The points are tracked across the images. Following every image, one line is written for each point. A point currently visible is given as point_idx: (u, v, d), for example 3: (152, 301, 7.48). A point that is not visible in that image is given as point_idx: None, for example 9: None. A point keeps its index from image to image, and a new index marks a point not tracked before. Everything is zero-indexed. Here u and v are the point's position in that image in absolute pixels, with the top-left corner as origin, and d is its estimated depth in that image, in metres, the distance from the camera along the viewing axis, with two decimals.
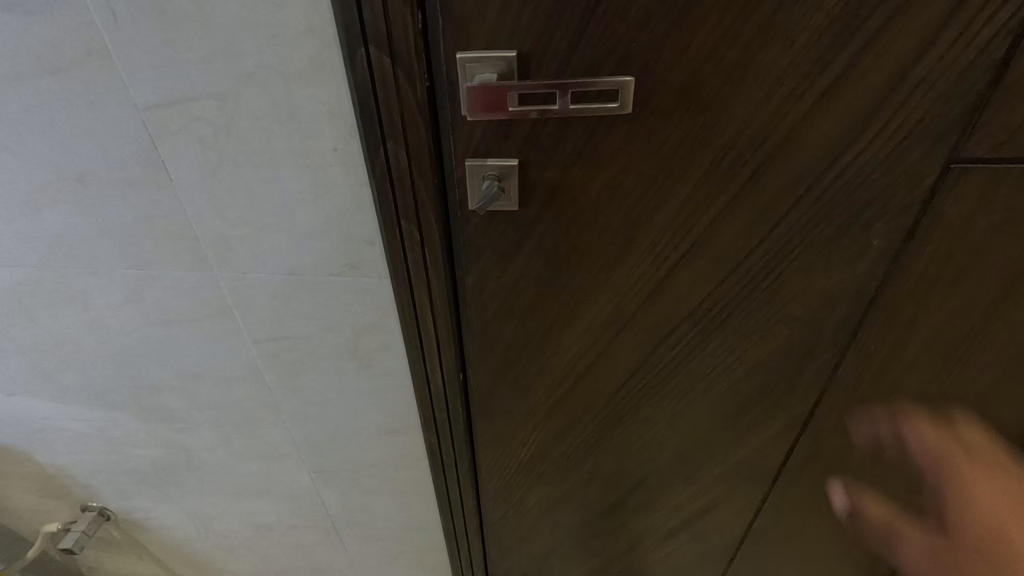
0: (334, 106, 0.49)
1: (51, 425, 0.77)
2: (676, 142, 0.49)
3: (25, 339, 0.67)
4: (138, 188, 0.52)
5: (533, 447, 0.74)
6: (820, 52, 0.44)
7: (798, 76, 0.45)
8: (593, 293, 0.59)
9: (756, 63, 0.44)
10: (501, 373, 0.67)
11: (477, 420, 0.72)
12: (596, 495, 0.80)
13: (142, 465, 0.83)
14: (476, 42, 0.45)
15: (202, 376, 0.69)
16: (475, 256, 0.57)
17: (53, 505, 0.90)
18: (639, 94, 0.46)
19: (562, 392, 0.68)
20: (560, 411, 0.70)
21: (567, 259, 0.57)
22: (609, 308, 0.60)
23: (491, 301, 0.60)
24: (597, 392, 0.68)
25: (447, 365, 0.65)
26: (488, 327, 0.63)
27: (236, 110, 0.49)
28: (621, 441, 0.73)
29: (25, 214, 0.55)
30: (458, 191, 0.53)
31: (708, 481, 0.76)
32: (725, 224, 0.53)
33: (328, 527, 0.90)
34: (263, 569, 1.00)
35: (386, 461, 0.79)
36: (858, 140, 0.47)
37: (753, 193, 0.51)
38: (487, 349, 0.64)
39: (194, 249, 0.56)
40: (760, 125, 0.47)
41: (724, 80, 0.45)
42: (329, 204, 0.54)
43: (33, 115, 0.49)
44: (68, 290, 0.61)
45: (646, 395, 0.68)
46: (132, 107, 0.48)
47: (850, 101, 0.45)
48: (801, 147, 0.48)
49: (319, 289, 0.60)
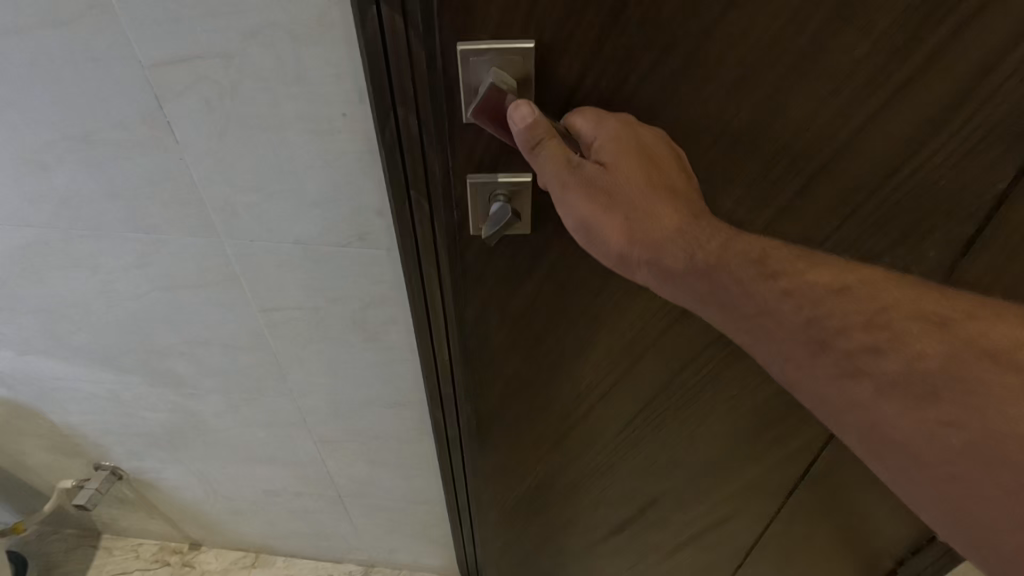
0: (343, 66, 0.45)
1: (64, 383, 0.84)
2: (731, 142, 0.46)
3: (52, 291, 0.69)
4: (145, 149, 0.53)
5: (548, 462, 0.78)
6: (902, 42, 0.40)
7: (872, 69, 0.42)
8: (611, 322, 0.60)
9: (824, 55, 0.41)
10: (516, 394, 0.69)
11: (490, 432, 0.74)
12: (615, 509, 0.84)
13: (166, 413, 0.87)
14: (482, 29, 0.41)
15: (223, 333, 0.71)
16: (487, 279, 0.56)
17: (67, 461, 1.02)
18: (684, 86, 0.43)
19: (578, 413, 0.70)
20: (576, 430, 0.73)
21: (586, 290, 0.57)
22: (630, 334, 0.61)
23: (506, 328, 0.61)
24: (614, 415, 0.70)
25: (460, 381, 0.67)
26: (502, 352, 0.63)
27: (242, 70, 0.46)
28: (638, 458, 0.75)
29: (33, 173, 0.56)
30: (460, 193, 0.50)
31: (724, 497, 0.80)
32: (781, 231, 0.52)
33: (334, 494, 1.00)
34: (282, 522, 1.12)
35: (391, 433, 0.83)
36: (930, 142, 0.45)
37: (813, 199, 0.50)
38: (501, 370, 0.66)
39: (201, 213, 0.58)
40: (825, 125, 0.45)
41: (786, 74, 0.42)
42: (338, 172, 0.52)
43: (37, 71, 0.48)
44: (75, 251, 0.64)
45: (664, 415, 0.69)
46: (138, 64, 0.47)
47: (923, 103, 0.43)
48: (867, 151, 0.46)
49: (326, 259, 0.60)
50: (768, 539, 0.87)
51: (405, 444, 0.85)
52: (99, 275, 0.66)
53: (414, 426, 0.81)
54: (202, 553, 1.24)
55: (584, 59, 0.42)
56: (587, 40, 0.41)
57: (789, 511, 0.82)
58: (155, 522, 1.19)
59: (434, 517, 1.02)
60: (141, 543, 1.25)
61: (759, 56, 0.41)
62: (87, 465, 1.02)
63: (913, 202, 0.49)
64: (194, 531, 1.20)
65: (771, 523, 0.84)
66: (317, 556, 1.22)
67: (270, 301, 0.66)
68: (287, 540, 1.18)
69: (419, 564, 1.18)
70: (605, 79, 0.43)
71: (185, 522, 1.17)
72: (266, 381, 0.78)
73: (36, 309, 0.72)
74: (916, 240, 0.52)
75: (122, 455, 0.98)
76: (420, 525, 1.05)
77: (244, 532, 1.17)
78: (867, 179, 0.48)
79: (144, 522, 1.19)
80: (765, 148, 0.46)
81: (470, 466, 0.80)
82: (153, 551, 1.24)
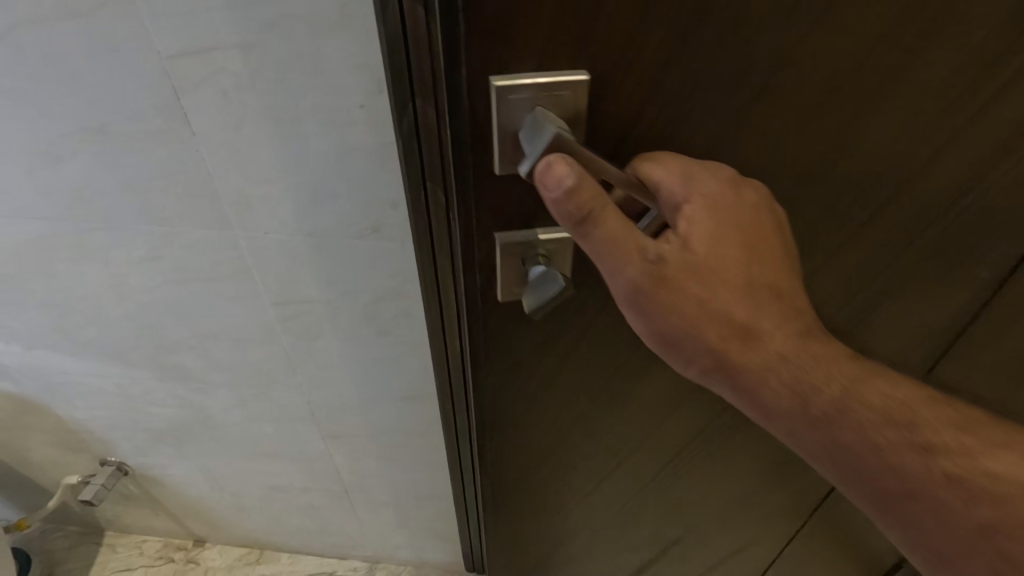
0: (363, 59, 0.45)
1: (72, 378, 0.83)
2: (789, 178, 0.40)
3: (63, 284, 0.69)
4: (161, 140, 0.53)
5: (581, 508, 0.74)
6: (984, 60, 0.34)
7: (947, 92, 0.35)
8: (654, 378, 0.55)
9: (901, 79, 0.35)
10: (552, 453, 0.64)
11: (522, 489, 0.70)
12: (645, 539, 0.82)
13: (174, 408, 0.87)
14: (523, 60, 0.33)
15: (234, 327, 0.71)
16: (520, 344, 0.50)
17: (73, 457, 1.01)
18: (756, 123, 0.36)
19: (616, 463, 0.67)
20: (612, 477, 0.69)
21: (630, 349, 0.52)
22: (675, 386, 0.57)
23: (543, 393, 0.55)
24: (651, 459, 0.67)
25: (492, 448, 0.61)
26: (538, 417, 0.58)
27: (260, 62, 0.46)
28: (672, 493, 0.73)
29: (47, 165, 0.56)
30: (483, 248, 0.42)
31: (751, 519, 0.80)
32: (829, 269, 0.46)
33: (340, 490, 1.00)
34: (288, 518, 1.12)
35: (399, 427, 0.84)
36: (999, 166, 0.39)
37: (867, 234, 0.44)
38: (536, 432, 0.60)
39: (216, 206, 0.58)
40: (890, 154, 0.39)
41: (861, 102, 0.36)
42: (353, 165, 0.52)
43: (54, 62, 0.48)
44: (88, 244, 0.64)
45: (701, 453, 0.67)
46: (156, 55, 0.47)
47: (998, 125, 0.37)
48: (931, 180, 0.40)
49: (339, 252, 0.60)
50: (792, 551, 0.87)
51: (414, 438, 0.85)
52: (111, 268, 0.66)
53: (424, 420, 0.81)
54: (206, 550, 1.24)
55: (644, 92, 0.35)
56: (648, 69, 0.34)
57: (814, 526, 0.82)
58: (159, 519, 1.19)
59: (442, 513, 1.02)
60: (145, 539, 1.25)
61: (836, 82, 0.35)
62: (93, 461, 1.02)
63: (972, 231, 0.43)
64: (198, 527, 1.20)
65: (795, 536, 0.83)
66: (322, 552, 1.22)
67: (282, 295, 0.66)
68: (292, 537, 1.18)
69: (424, 560, 1.18)
70: (666, 116, 0.36)
71: (190, 518, 1.17)
72: (276, 376, 0.78)
73: (46, 302, 0.72)
74: (969, 265, 0.46)
75: (128, 451, 0.98)
76: (427, 521, 1.05)
77: (250, 528, 1.17)
78: (926, 210, 0.42)
79: (149, 518, 1.19)
80: (825, 181, 0.40)
81: (500, 521, 0.76)
82: (157, 547, 1.24)
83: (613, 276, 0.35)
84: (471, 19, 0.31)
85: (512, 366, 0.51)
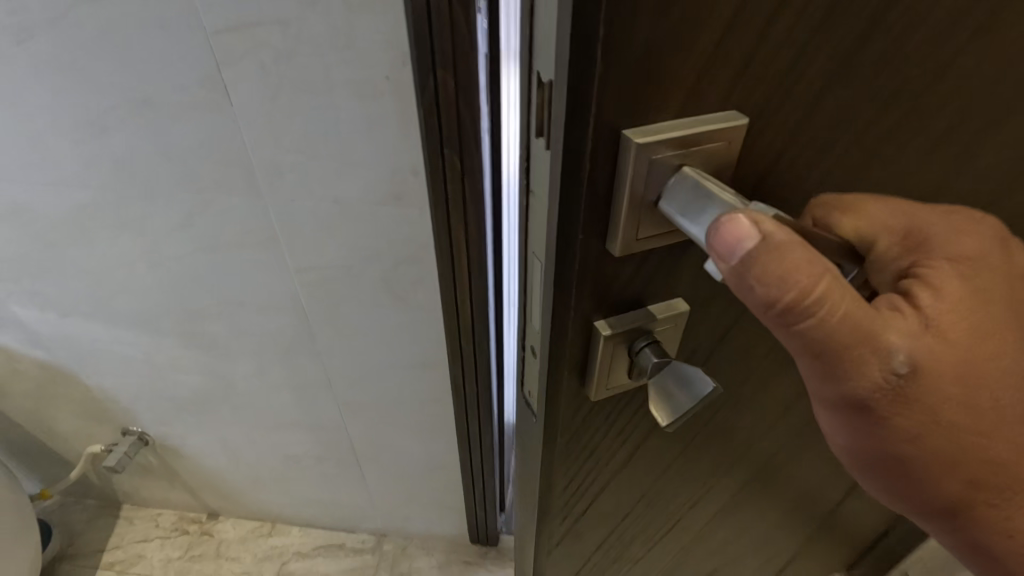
0: (391, 34, 0.50)
1: (102, 346, 0.88)
2: None
3: (99, 252, 0.74)
4: (201, 111, 0.58)
5: (636, 561, 0.65)
6: None
7: None
8: (731, 428, 0.46)
9: None
10: (613, 518, 0.54)
11: (576, 557, 0.60)
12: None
13: (197, 376, 0.91)
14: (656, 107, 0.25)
15: (260, 294, 0.76)
16: (602, 415, 0.40)
17: (97, 427, 1.06)
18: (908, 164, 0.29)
19: (676, 517, 0.58)
20: (670, 528, 0.60)
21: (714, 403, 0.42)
22: (753, 434, 0.48)
23: (618, 460, 0.45)
24: (712, 507, 0.58)
25: (553, 520, 0.52)
26: (606, 485, 0.48)
27: (298, 36, 0.51)
28: (728, 533, 0.65)
29: (94, 135, 0.61)
30: (578, 334, 0.34)
31: (789, 543, 0.73)
32: None
33: (352, 459, 1.04)
34: (301, 490, 1.16)
35: (412, 394, 0.88)
36: None
37: None
38: (600, 501, 0.50)
39: (248, 174, 0.62)
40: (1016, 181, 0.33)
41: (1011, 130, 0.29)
42: (379, 135, 0.57)
43: (108, 36, 0.53)
44: (126, 212, 0.68)
45: (765, 494, 0.58)
46: (201, 30, 0.52)
47: None
48: None
49: (362, 219, 0.65)
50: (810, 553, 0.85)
51: (425, 405, 0.90)
52: (146, 236, 0.71)
53: (434, 387, 0.86)
54: (219, 523, 1.28)
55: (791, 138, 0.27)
56: (799, 108, 0.26)
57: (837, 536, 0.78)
58: (175, 492, 1.23)
59: (449, 483, 1.06)
60: (161, 513, 1.29)
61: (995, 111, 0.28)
62: (116, 431, 1.06)
63: None
64: (213, 500, 1.24)
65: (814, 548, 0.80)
66: (332, 526, 1.26)
67: (306, 261, 0.70)
68: (303, 509, 1.22)
69: (431, 532, 1.22)
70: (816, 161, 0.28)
71: (205, 490, 1.21)
72: (297, 343, 0.82)
73: (83, 269, 0.76)
74: None
75: (150, 420, 1.03)
76: (435, 491, 1.09)
77: (263, 500, 1.21)
78: None
79: (165, 491, 1.23)
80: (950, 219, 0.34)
81: None
82: (172, 520, 1.29)
83: (841, 380, 0.27)
84: (611, 56, 0.23)
85: (590, 436, 0.42)
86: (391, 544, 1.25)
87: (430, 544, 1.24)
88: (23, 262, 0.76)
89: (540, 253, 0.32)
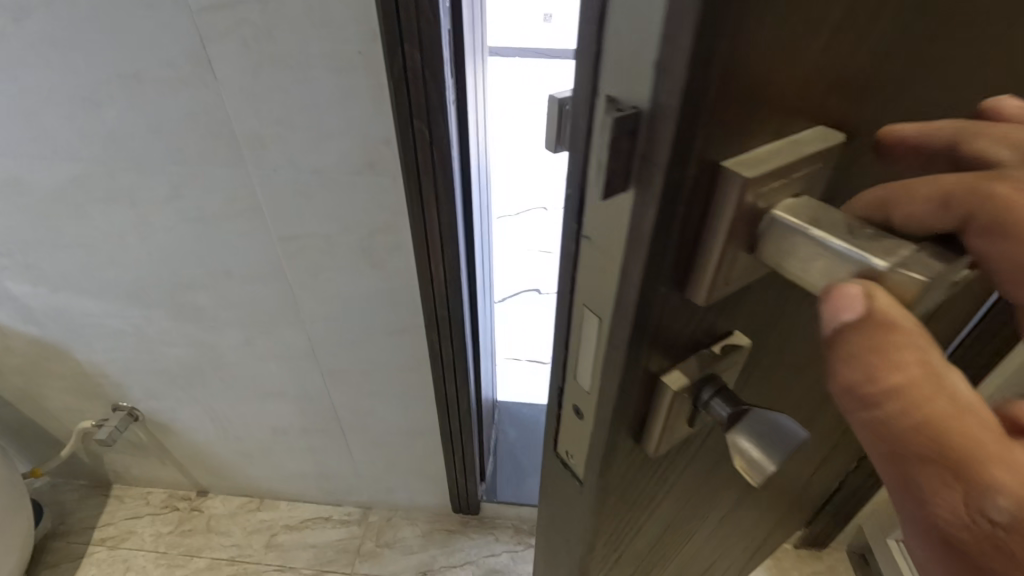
0: (362, 13, 0.55)
1: (93, 320, 0.92)
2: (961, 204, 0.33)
3: (91, 225, 0.78)
4: (187, 86, 0.62)
5: None
6: None
7: None
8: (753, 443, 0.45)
9: None
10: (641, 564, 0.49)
11: None
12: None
13: (186, 348, 0.95)
14: (760, 136, 0.22)
15: (245, 263, 0.81)
16: (648, 471, 0.36)
17: (88, 403, 1.10)
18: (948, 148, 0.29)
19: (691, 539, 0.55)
20: (687, 546, 0.58)
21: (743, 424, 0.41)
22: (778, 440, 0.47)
23: (653, 510, 0.41)
24: (725, 513, 0.57)
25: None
26: (635, 537, 0.43)
27: (276, 15, 0.56)
28: (735, 530, 0.65)
29: (86, 110, 0.65)
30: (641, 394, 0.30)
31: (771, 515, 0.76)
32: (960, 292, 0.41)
33: (337, 429, 1.09)
34: (287, 464, 1.20)
35: (392, 361, 0.93)
36: None
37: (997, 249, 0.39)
38: (628, 555, 0.46)
39: (233, 146, 0.67)
40: None
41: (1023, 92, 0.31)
42: (353, 107, 0.62)
43: (100, 15, 0.58)
44: (116, 185, 0.73)
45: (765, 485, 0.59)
46: (187, 9, 0.57)
47: None
48: None
49: (340, 188, 0.70)
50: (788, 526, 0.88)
51: (404, 371, 0.95)
52: (136, 208, 0.75)
53: (412, 352, 0.91)
54: (209, 499, 1.32)
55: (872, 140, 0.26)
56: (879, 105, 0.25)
57: (802, 499, 0.83)
58: (165, 469, 1.27)
59: (430, 450, 1.11)
60: (151, 491, 1.33)
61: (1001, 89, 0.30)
62: (106, 406, 1.10)
63: None
64: (202, 476, 1.28)
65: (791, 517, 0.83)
66: (319, 499, 1.30)
67: (289, 230, 0.75)
68: (291, 483, 1.26)
69: (414, 503, 1.27)
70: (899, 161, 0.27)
71: (195, 467, 1.25)
72: (281, 311, 0.87)
73: (76, 243, 0.80)
74: None
75: (140, 395, 1.06)
76: (417, 459, 1.14)
77: (251, 475, 1.25)
78: None
79: (155, 469, 1.27)
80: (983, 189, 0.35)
81: None
82: (162, 497, 1.32)
83: (915, 503, 0.22)
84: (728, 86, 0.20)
85: (632, 497, 0.37)
86: (377, 515, 1.30)
87: (414, 515, 1.29)
88: (17, 236, 0.80)
89: (603, 309, 0.27)
